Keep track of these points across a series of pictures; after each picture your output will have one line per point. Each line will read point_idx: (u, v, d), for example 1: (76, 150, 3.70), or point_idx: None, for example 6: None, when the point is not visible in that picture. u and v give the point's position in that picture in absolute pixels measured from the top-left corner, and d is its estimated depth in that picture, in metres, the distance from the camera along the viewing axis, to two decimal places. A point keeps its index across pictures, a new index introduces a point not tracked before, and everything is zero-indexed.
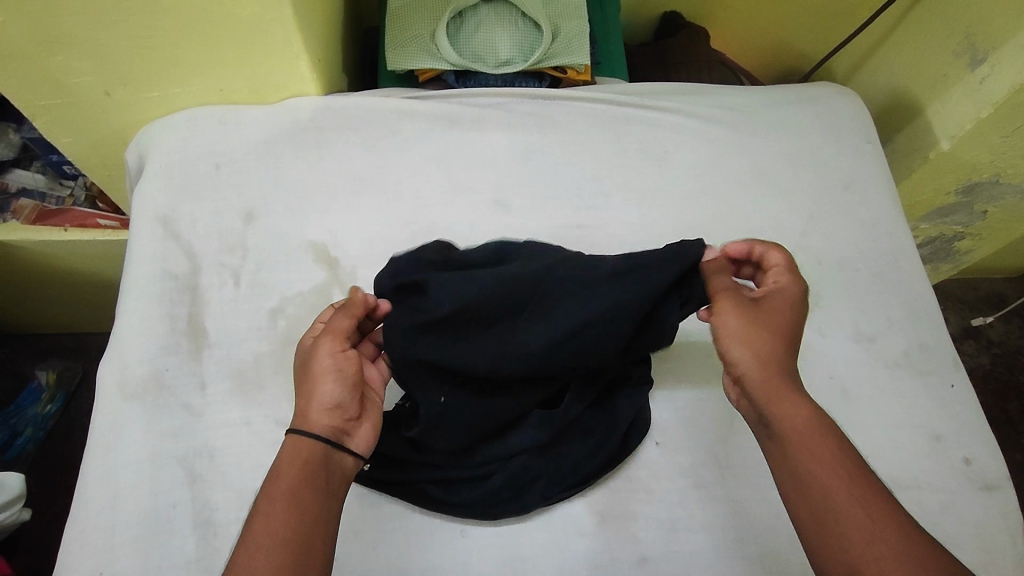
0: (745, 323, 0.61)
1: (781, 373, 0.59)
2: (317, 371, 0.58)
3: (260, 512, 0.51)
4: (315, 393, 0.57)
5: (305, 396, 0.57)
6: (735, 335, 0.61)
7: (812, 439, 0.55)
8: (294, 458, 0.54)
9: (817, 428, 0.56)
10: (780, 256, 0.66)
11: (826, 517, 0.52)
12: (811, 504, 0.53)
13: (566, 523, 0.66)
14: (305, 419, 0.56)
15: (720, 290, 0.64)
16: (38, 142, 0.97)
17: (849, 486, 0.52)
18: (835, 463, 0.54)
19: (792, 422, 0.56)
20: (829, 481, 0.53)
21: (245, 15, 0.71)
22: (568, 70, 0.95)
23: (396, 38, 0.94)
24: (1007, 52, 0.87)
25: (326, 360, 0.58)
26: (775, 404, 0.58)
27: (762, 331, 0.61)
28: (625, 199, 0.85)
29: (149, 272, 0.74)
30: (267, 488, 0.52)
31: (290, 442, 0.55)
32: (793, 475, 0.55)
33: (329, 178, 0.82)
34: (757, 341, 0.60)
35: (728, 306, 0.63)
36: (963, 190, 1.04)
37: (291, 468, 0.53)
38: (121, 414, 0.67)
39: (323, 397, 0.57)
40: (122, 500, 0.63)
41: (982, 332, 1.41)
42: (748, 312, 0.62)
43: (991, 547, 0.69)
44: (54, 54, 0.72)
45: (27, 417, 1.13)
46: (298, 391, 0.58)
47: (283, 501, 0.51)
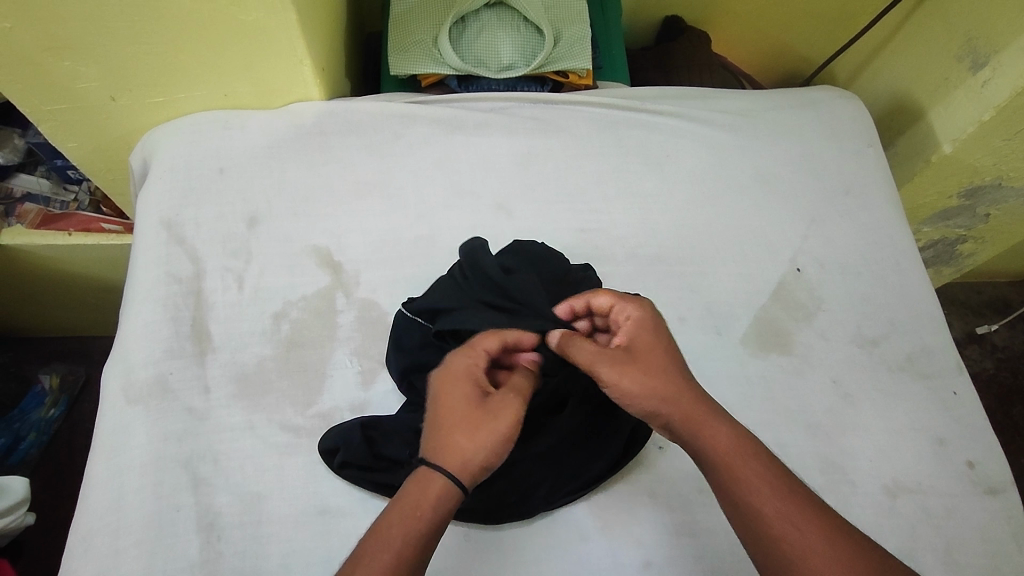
0: (639, 379, 0.59)
1: (691, 406, 0.58)
2: (497, 426, 0.55)
3: (382, 544, 0.50)
4: (483, 446, 0.55)
5: (475, 438, 0.55)
6: (632, 391, 0.59)
7: (739, 464, 0.55)
8: (428, 503, 0.52)
9: (742, 452, 0.56)
10: (605, 298, 0.64)
11: (769, 543, 0.52)
12: (754, 533, 0.53)
13: (568, 527, 0.66)
14: (461, 463, 0.54)
15: (586, 361, 0.61)
16: (42, 147, 0.96)
17: (784, 505, 0.53)
18: (762, 484, 0.54)
19: (714, 453, 0.56)
20: (762, 504, 0.53)
21: (251, 20, 0.72)
22: (571, 75, 0.96)
23: (399, 43, 0.94)
24: (1008, 55, 0.87)
25: (513, 422, 0.56)
26: (697, 440, 0.57)
27: (652, 378, 0.59)
28: (628, 203, 0.85)
29: (154, 276, 0.75)
30: (398, 521, 0.51)
31: (438, 479, 0.53)
32: (729, 501, 0.55)
33: (334, 183, 0.82)
34: (655, 390, 0.58)
35: (603, 368, 0.60)
36: (966, 194, 1.04)
37: (428, 510, 0.52)
38: (126, 418, 0.67)
39: (489, 456, 0.55)
40: (127, 503, 0.63)
41: (986, 337, 1.40)
42: (631, 366, 0.59)
43: (996, 551, 0.69)
44: (61, 59, 0.73)
45: (30, 422, 1.12)
46: (463, 430, 0.55)
47: (396, 539, 0.51)
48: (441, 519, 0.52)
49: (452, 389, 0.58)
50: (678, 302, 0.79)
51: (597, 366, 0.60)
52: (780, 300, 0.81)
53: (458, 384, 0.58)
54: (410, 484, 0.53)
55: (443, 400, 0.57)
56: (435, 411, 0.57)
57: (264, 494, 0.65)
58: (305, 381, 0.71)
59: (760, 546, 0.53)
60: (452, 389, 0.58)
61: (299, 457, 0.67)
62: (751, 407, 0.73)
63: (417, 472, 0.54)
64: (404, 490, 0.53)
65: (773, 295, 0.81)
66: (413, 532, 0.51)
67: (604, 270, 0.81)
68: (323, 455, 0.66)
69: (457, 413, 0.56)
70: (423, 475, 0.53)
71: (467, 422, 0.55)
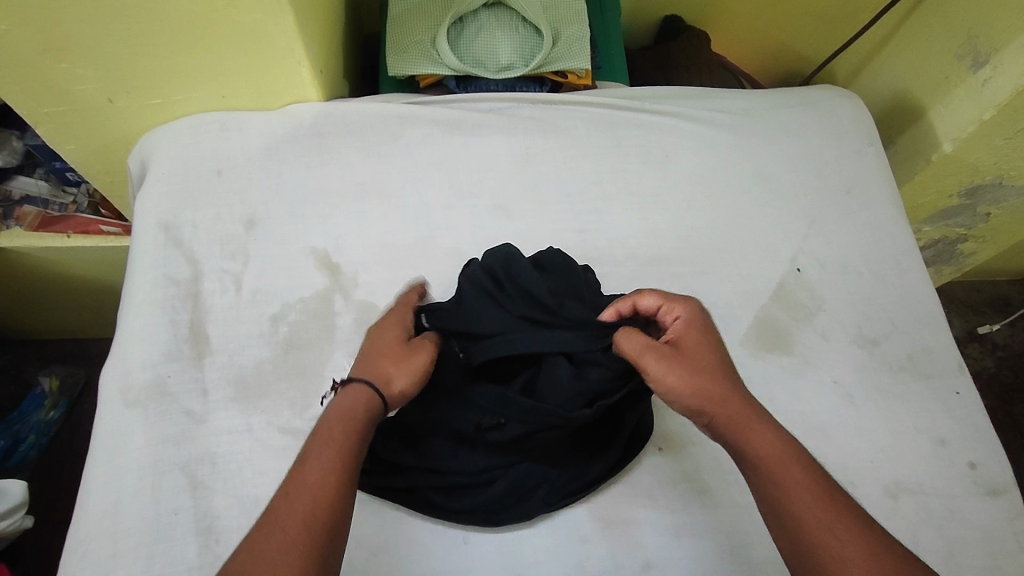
0: (683, 374, 0.58)
1: (737, 406, 0.57)
2: (415, 357, 0.61)
3: (323, 447, 0.53)
4: (398, 371, 0.60)
5: (396, 364, 0.60)
6: (677, 385, 0.58)
7: (780, 467, 0.54)
8: (351, 411, 0.56)
9: (785, 456, 0.55)
10: (653, 299, 0.64)
11: (806, 548, 0.50)
12: (790, 537, 0.51)
13: (567, 529, 0.65)
14: (386, 385, 0.59)
15: (635, 350, 0.59)
16: (42, 149, 0.96)
17: (825, 512, 0.51)
18: (799, 488, 0.52)
19: (755, 454, 0.55)
20: (801, 509, 0.51)
21: (247, 21, 0.72)
22: (570, 75, 0.95)
23: (397, 43, 0.94)
24: (1010, 53, 0.87)
25: (428, 356, 0.61)
26: (738, 439, 0.56)
27: (698, 375, 0.58)
28: (627, 203, 0.85)
29: (152, 278, 0.75)
30: (336, 427, 0.54)
31: (366, 392, 0.57)
32: (769, 503, 0.53)
33: (331, 184, 0.82)
34: (700, 386, 0.58)
35: (650, 361, 0.59)
36: (967, 192, 1.04)
37: (355, 417, 0.55)
38: (125, 420, 0.67)
39: (401, 380, 0.59)
40: (124, 507, 0.63)
41: (987, 336, 1.40)
42: (678, 361, 0.59)
43: (998, 552, 0.69)
44: (57, 61, 0.73)
45: (30, 424, 1.11)
46: (384, 356, 0.60)
47: (330, 450, 0.52)
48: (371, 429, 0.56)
49: (383, 330, 0.63)
50: None
51: (644, 358, 0.59)
52: (780, 300, 0.80)
53: (388, 327, 0.64)
54: (339, 398, 0.57)
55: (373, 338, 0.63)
56: (366, 346, 0.62)
57: (262, 497, 0.65)
58: (304, 383, 0.71)
59: (796, 550, 0.51)
60: (382, 331, 0.63)
61: None
62: None
63: (347, 387, 0.58)
64: (333, 404, 0.57)
65: (773, 295, 0.81)
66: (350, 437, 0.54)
67: (603, 270, 0.80)
68: None
69: (382, 345, 0.61)
70: (356, 389, 0.57)
71: (393, 353, 0.61)
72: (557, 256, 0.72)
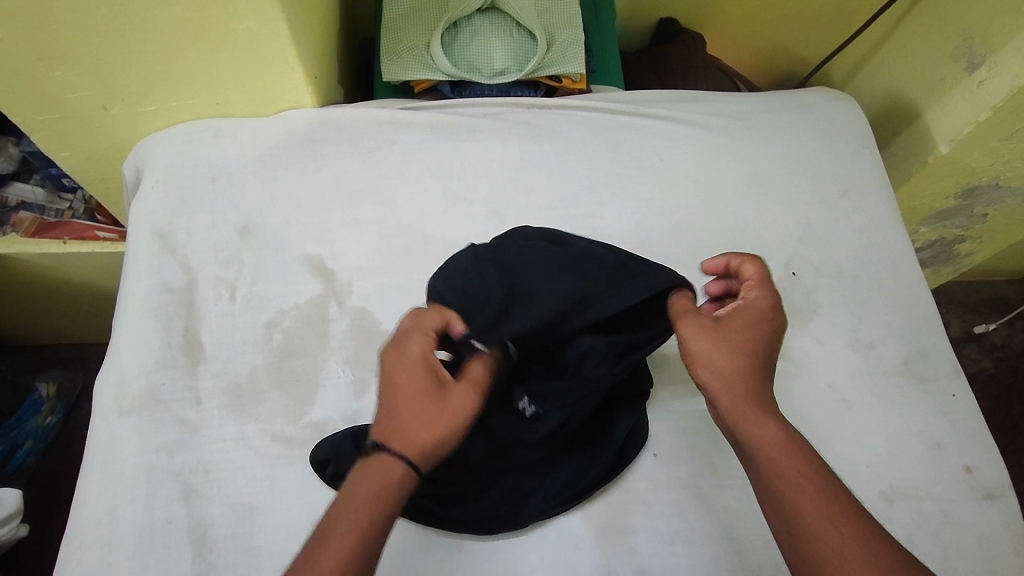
0: (711, 347, 0.58)
1: (751, 393, 0.56)
2: (453, 412, 0.54)
3: (351, 549, 0.49)
4: (440, 432, 0.53)
5: (434, 429, 0.53)
6: (701, 356, 0.58)
7: (783, 458, 0.53)
8: (380, 488, 0.51)
9: (787, 449, 0.54)
10: (754, 270, 0.64)
11: (798, 536, 0.50)
12: (782, 522, 0.52)
13: (562, 535, 0.65)
14: (422, 453, 0.53)
15: (680, 313, 0.62)
16: (36, 156, 0.97)
17: (824, 505, 0.51)
18: (799, 480, 0.52)
19: (756, 443, 0.55)
20: (800, 501, 0.51)
21: (240, 28, 0.72)
22: (564, 79, 0.95)
23: (392, 49, 0.94)
24: (1005, 55, 0.86)
25: (467, 411, 0.55)
26: (742, 426, 0.56)
27: (728, 352, 0.58)
28: (622, 208, 0.85)
29: (146, 286, 0.75)
30: (359, 521, 0.50)
31: (401, 476, 0.52)
32: (767, 491, 0.53)
33: (325, 189, 0.82)
34: (720, 363, 0.57)
35: (688, 327, 0.60)
36: (964, 194, 1.04)
37: (386, 497, 0.51)
38: (119, 429, 0.67)
39: (444, 441, 0.54)
40: (118, 516, 0.63)
41: (985, 336, 1.40)
42: (712, 332, 0.59)
43: (993, 557, 0.69)
44: (51, 69, 0.73)
45: (28, 430, 1.12)
46: (421, 417, 0.53)
47: (350, 536, 0.49)
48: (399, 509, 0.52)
49: (409, 382, 0.54)
50: None
51: (683, 321, 0.61)
52: None
53: (409, 373, 0.55)
54: (366, 472, 0.52)
55: (393, 386, 0.55)
56: (387, 396, 0.55)
57: (256, 505, 0.65)
58: (298, 391, 0.71)
59: (788, 538, 0.51)
60: (408, 383, 0.54)
61: (291, 467, 0.67)
62: None
63: (370, 458, 0.52)
64: (356, 484, 0.51)
65: None
66: (380, 532, 0.50)
67: None
68: (314, 467, 0.66)
69: (411, 406, 0.53)
70: (386, 471, 0.52)
71: (428, 418, 0.53)
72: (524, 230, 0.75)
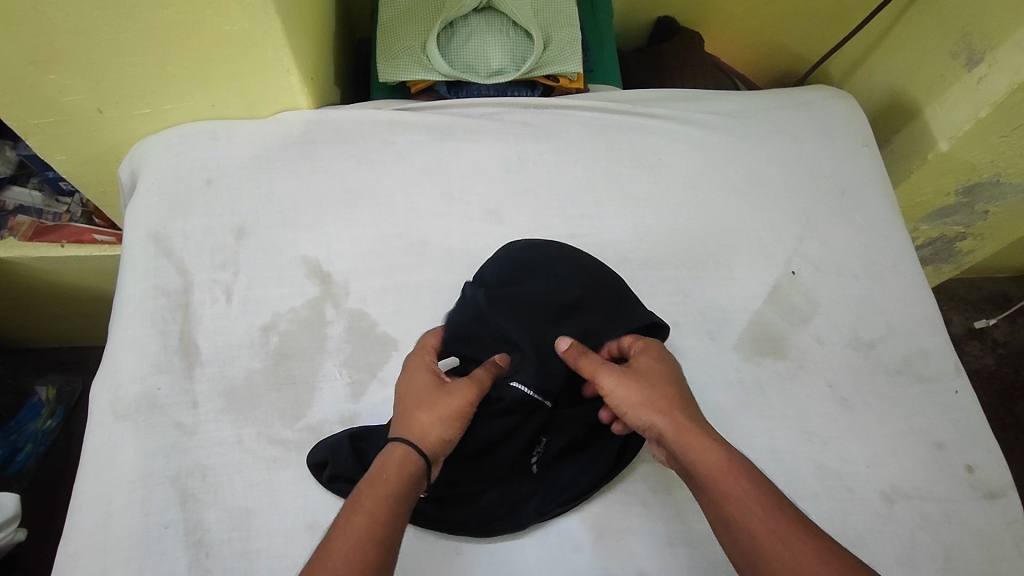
0: (634, 389, 0.59)
1: (686, 425, 0.56)
2: (453, 403, 0.57)
3: (365, 526, 0.49)
4: (439, 420, 0.56)
5: (433, 418, 0.56)
6: (628, 400, 0.58)
7: (728, 481, 0.53)
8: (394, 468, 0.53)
9: (733, 468, 0.54)
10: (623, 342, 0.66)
11: (755, 559, 0.50)
12: (738, 548, 0.51)
13: (561, 538, 0.65)
14: (424, 439, 0.55)
15: (591, 365, 0.61)
16: (35, 160, 0.97)
17: (773, 521, 0.50)
18: (743, 501, 0.52)
19: (701, 471, 0.54)
20: (750, 523, 0.51)
21: (235, 31, 0.71)
22: (561, 79, 0.95)
23: (388, 50, 0.94)
24: (1005, 51, 0.86)
25: (466, 400, 0.57)
26: (687, 454, 0.55)
27: (652, 391, 0.58)
28: (620, 207, 0.84)
29: (142, 290, 0.74)
30: (369, 501, 0.51)
31: (413, 455, 0.54)
32: (719, 520, 0.52)
33: (321, 191, 0.82)
34: (648, 402, 0.58)
35: (605, 377, 0.60)
36: (964, 191, 1.03)
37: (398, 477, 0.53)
38: (115, 434, 0.67)
39: (442, 431, 0.56)
40: (114, 522, 0.63)
41: (987, 333, 1.39)
42: (631, 377, 0.59)
43: (996, 557, 0.68)
44: (46, 72, 0.72)
45: (28, 433, 1.11)
46: (422, 407, 0.56)
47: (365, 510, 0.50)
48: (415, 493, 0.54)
49: (422, 376, 0.59)
50: (669, 308, 0.78)
51: (600, 373, 0.60)
52: (774, 304, 0.80)
53: (414, 374, 0.60)
54: (380, 459, 0.54)
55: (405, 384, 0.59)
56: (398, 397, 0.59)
57: (253, 509, 0.65)
58: (294, 394, 0.71)
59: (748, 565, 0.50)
60: (421, 377, 0.59)
61: (289, 470, 0.67)
62: (746, 414, 0.73)
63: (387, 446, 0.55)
64: (368, 471, 0.53)
65: (767, 299, 0.80)
66: (395, 512, 0.51)
67: None
68: (312, 469, 0.66)
69: (421, 394, 0.57)
70: (400, 451, 0.54)
71: (442, 401, 0.57)
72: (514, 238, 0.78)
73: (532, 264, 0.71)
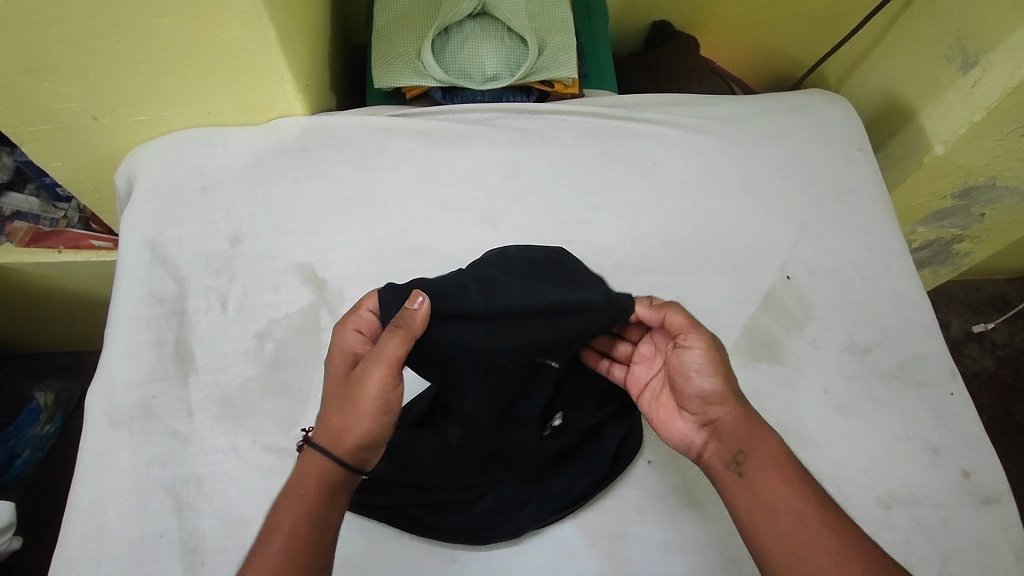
0: (718, 361, 0.59)
1: (752, 411, 0.58)
2: (363, 398, 0.54)
3: (279, 545, 0.50)
4: (352, 421, 0.54)
5: (346, 419, 0.54)
6: (709, 370, 0.59)
7: (786, 467, 0.55)
8: (308, 480, 0.53)
9: (791, 458, 0.56)
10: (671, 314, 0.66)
11: (799, 538, 0.51)
12: (785, 527, 0.52)
13: (556, 545, 0.65)
14: (337, 442, 0.54)
15: (681, 326, 0.60)
16: (30, 166, 0.97)
17: (825, 508, 0.53)
18: (792, 489, 0.54)
19: (761, 453, 0.56)
20: (804, 505, 0.53)
21: (229, 38, 0.72)
22: (556, 84, 0.95)
23: (383, 55, 0.94)
24: (999, 55, 0.86)
25: (374, 391, 0.54)
26: (751, 436, 0.57)
27: (728, 370, 0.59)
28: (614, 213, 0.84)
29: (137, 297, 0.74)
30: (286, 519, 0.51)
31: (327, 461, 0.54)
32: (763, 498, 0.54)
33: (317, 198, 0.82)
34: (727, 378, 0.59)
35: (693, 340, 0.59)
36: (960, 194, 1.03)
37: (314, 487, 0.53)
38: (109, 442, 0.67)
39: (357, 430, 0.54)
40: (109, 530, 0.63)
41: (985, 336, 1.39)
42: (716, 349, 0.59)
43: (992, 562, 0.68)
44: (40, 80, 0.73)
45: (25, 438, 1.11)
46: (337, 405, 0.55)
47: (284, 526, 0.51)
48: (336, 500, 0.54)
49: (336, 369, 0.57)
50: None
51: (688, 336, 0.59)
52: (769, 310, 0.80)
53: (335, 358, 0.57)
54: (296, 469, 0.54)
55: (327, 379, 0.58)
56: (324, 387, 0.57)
57: (248, 517, 0.65)
58: (289, 401, 0.71)
59: (781, 547, 0.52)
60: (334, 371, 0.57)
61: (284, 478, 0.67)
62: None
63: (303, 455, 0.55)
64: (286, 485, 0.54)
65: (762, 304, 0.80)
66: (312, 526, 0.51)
67: None
68: None
69: (334, 394, 0.56)
70: (312, 460, 0.54)
71: (348, 400, 0.55)
72: (511, 244, 0.78)
73: (522, 256, 0.64)
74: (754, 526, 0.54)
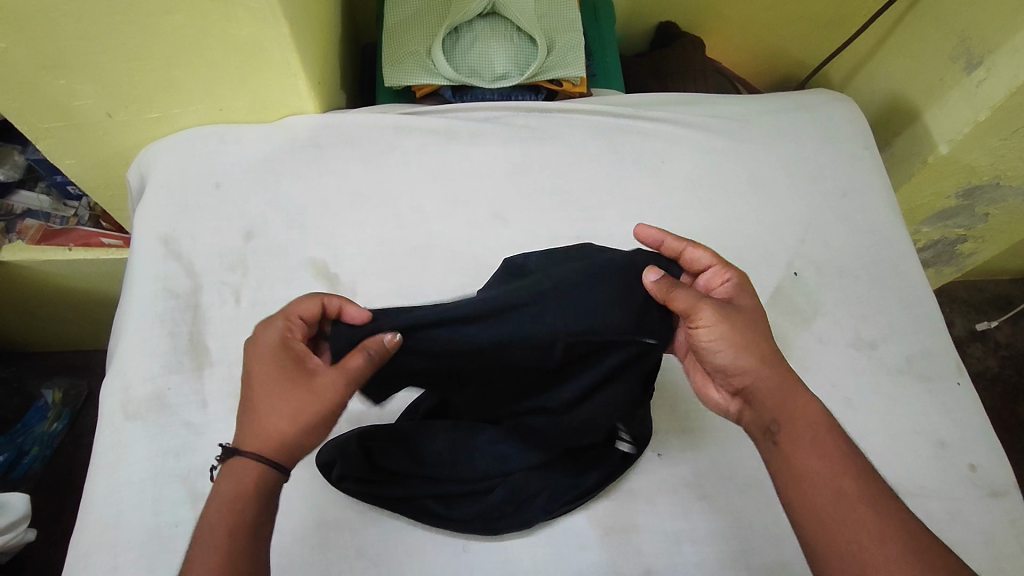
0: (734, 331, 0.58)
1: (783, 373, 0.58)
2: (309, 408, 0.54)
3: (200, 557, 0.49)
4: (292, 430, 0.54)
5: (285, 425, 0.54)
6: (725, 342, 0.58)
7: (823, 440, 0.55)
8: (240, 483, 0.52)
9: (828, 430, 0.56)
10: (730, 278, 0.63)
11: (833, 514, 0.52)
12: (820, 504, 0.53)
13: (567, 536, 0.66)
14: (273, 450, 0.53)
15: (688, 304, 0.58)
16: (42, 164, 0.98)
17: (862, 484, 0.53)
18: (832, 465, 0.54)
19: (798, 425, 0.56)
20: (839, 480, 0.53)
21: (243, 36, 0.73)
22: (565, 83, 0.96)
23: (393, 54, 0.95)
24: (1003, 55, 0.87)
25: (327, 405, 0.55)
26: (785, 407, 0.57)
27: (746, 332, 0.59)
28: (623, 209, 0.85)
29: (151, 292, 0.75)
30: (222, 526, 0.50)
31: (252, 464, 0.53)
32: (797, 472, 0.55)
33: (328, 194, 0.83)
34: (748, 346, 0.58)
35: (703, 314, 0.58)
36: (964, 193, 1.04)
37: (249, 492, 0.52)
38: (124, 433, 0.68)
39: (302, 438, 0.54)
40: (125, 520, 0.63)
41: (989, 335, 1.40)
42: (729, 316, 0.59)
43: (999, 554, 0.69)
44: (55, 77, 0.73)
45: (34, 436, 1.10)
46: (278, 412, 0.54)
47: (219, 534, 0.50)
48: (268, 507, 0.53)
49: (271, 366, 0.56)
50: None
51: (698, 309, 0.58)
52: (777, 305, 0.81)
53: (268, 357, 0.56)
54: (224, 475, 0.53)
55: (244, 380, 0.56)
56: (251, 383, 0.55)
57: None
58: None
59: (814, 524, 0.53)
60: (265, 370, 0.56)
61: (297, 470, 0.67)
62: None
63: (229, 461, 0.53)
64: (214, 494, 0.52)
65: (770, 299, 0.81)
66: (240, 531, 0.50)
67: None
68: (320, 469, 0.65)
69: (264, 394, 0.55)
70: (235, 465, 0.53)
71: (286, 399, 0.54)
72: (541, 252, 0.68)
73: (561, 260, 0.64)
74: (789, 501, 0.55)
